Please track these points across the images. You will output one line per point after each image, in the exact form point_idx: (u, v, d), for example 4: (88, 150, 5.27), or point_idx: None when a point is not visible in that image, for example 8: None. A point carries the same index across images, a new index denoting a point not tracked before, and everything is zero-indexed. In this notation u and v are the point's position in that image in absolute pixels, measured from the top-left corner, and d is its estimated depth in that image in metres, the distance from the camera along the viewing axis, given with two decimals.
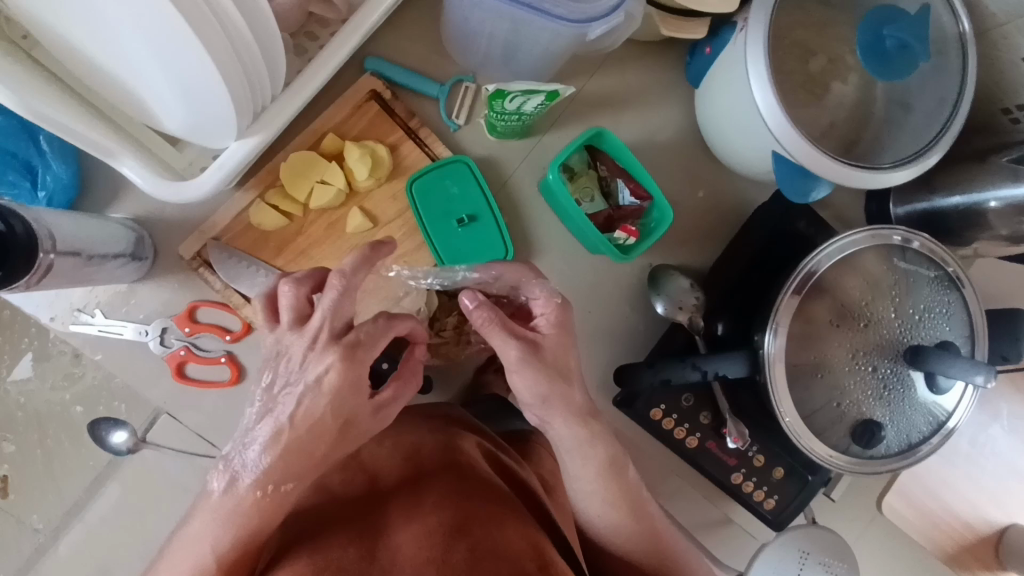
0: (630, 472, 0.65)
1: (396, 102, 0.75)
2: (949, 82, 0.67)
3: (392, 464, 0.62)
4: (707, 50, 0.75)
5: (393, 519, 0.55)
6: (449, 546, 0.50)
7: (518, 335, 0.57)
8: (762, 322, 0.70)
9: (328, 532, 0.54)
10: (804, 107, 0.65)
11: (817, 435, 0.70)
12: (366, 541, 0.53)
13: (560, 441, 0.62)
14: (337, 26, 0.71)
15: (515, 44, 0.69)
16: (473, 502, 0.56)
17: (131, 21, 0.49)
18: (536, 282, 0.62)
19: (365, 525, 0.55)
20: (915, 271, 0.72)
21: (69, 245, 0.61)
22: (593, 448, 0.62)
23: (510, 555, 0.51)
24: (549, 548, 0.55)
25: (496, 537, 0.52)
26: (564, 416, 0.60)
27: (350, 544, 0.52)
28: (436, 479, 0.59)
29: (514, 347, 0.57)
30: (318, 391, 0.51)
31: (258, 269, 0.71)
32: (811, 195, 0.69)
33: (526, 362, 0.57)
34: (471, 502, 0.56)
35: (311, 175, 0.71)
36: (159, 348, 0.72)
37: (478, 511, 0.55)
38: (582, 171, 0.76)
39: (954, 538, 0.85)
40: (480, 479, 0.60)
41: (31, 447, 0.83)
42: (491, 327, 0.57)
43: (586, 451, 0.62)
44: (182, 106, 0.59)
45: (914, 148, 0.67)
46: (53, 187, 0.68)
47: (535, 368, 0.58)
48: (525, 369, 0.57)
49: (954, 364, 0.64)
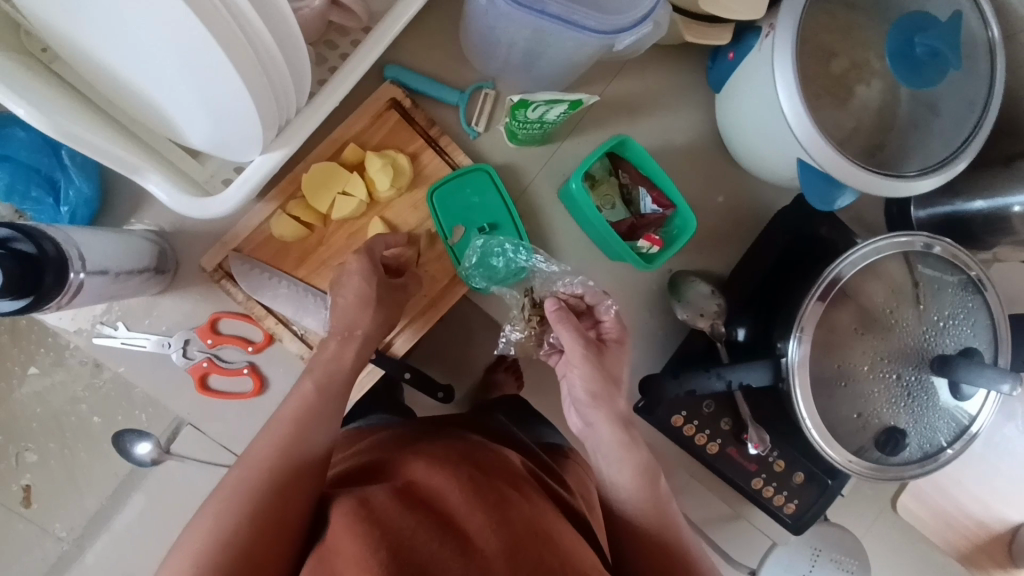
0: (662, 484, 0.63)
1: (416, 110, 0.74)
2: (978, 88, 0.66)
3: (436, 449, 0.61)
4: (730, 56, 0.74)
5: (456, 494, 0.52)
6: (514, 539, 0.48)
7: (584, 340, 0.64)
8: (785, 329, 0.70)
9: (389, 498, 0.52)
10: (831, 114, 0.65)
11: (840, 442, 0.70)
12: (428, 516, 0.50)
13: (601, 445, 0.63)
14: (356, 34, 0.71)
15: (537, 51, 0.68)
16: (533, 507, 0.54)
17: (162, 40, 0.49)
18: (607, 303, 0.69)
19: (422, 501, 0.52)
20: (938, 278, 0.72)
21: (97, 264, 0.61)
22: (627, 454, 0.62)
23: (540, 533, 0.50)
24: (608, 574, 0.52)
25: (526, 514, 0.52)
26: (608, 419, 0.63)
27: (413, 514, 0.50)
28: (496, 475, 0.57)
29: (580, 348, 0.64)
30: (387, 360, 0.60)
31: (280, 281, 0.71)
32: (836, 204, 0.69)
33: (587, 360, 0.63)
34: (502, 484, 0.56)
35: (333, 186, 0.71)
36: (182, 360, 0.72)
37: (539, 515, 0.53)
38: (603, 179, 0.77)
39: (968, 537, 0.85)
40: (536, 490, 0.59)
41: (48, 458, 0.81)
42: (562, 324, 0.65)
43: (622, 459, 0.62)
44: (208, 120, 0.58)
45: (940, 156, 0.66)
46: (76, 202, 0.67)
47: (595, 366, 0.63)
48: (587, 366, 0.63)
49: (979, 373, 0.63)
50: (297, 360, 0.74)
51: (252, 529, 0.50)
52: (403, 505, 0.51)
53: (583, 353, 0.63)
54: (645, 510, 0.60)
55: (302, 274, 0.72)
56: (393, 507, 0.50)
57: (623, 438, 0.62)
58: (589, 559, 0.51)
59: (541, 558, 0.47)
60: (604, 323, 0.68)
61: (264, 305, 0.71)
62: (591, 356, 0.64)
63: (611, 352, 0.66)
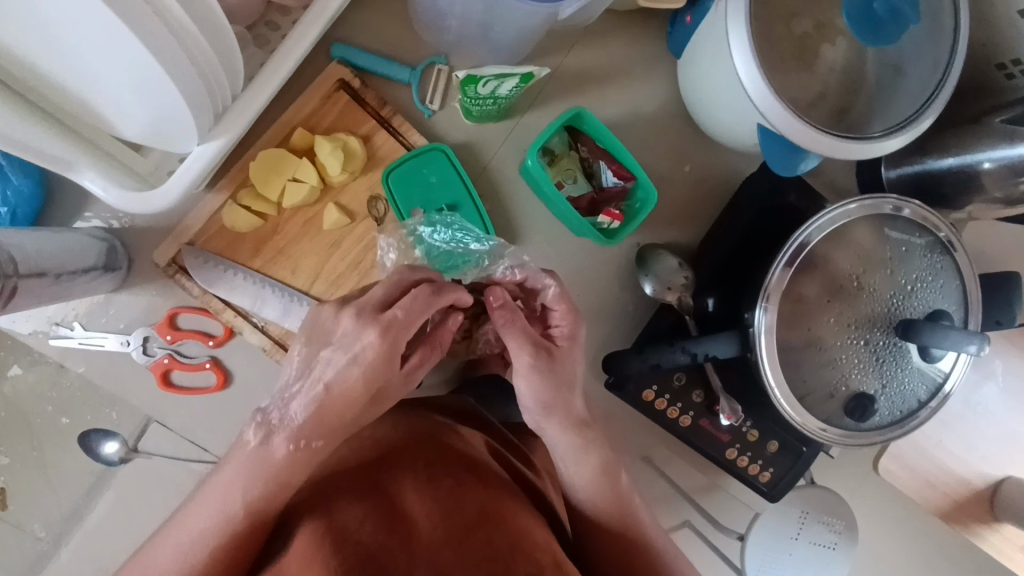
0: (623, 479, 0.62)
1: (366, 90, 0.72)
2: (942, 42, 0.64)
3: (403, 439, 0.60)
4: (688, 19, 0.73)
5: (427, 507, 0.52)
6: (467, 534, 0.50)
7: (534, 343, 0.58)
8: (752, 300, 0.69)
9: (361, 516, 0.51)
10: (793, 75, 0.62)
11: (810, 411, 0.69)
12: (385, 514, 0.51)
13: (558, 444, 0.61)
14: (299, 13, 0.68)
15: (486, 24, 0.66)
16: (488, 490, 0.55)
17: (77, 34, 0.46)
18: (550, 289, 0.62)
19: (380, 499, 0.53)
20: (907, 240, 0.71)
21: (31, 266, 0.60)
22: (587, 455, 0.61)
23: (508, 533, 0.51)
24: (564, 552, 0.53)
25: (495, 511, 0.53)
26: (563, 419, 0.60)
27: (386, 534, 0.49)
28: (454, 461, 0.58)
29: (527, 353, 0.58)
30: (354, 360, 0.51)
31: (235, 272, 0.69)
32: (800, 168, 0.66)
33: (543, 358, 0.58)
34: (470, 484, 0.55)
35: (283, 172, 0.69)
36: (142, 357, 0.71)
37: (493, 500, 0.54)
38: (563, 153, 0.75)
39: (949, 495, 0.84)
40: (501, 476, 0.59)
41: (20, 460, 0.80)
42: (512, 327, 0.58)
43: (582, 457, 0.61)
44: (136, 112, 0.56)
45: (905, 114, 0.64)
46: (16, 200, 0.66)
47: (542, 375, 0.58)
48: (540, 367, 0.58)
49: (946, 336, 0.62)
50: (260, 351, 0.73)
51: (205, 561, 0.48)
52: (375, 525, 0.50)
53: (528, 360, 0.58)
54: (608, 495, 0.61)
55: (259, 265, 0.71)
56: (357, 521, 0.50)
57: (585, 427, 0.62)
58: (545, 539, 0.53)
59: (492, 546, 0.49)
60: (557, 321, 0.62)
61: (221, 298, 0.70)
62: (538, 364, 0.58)
63: (561, 357, 0.60)
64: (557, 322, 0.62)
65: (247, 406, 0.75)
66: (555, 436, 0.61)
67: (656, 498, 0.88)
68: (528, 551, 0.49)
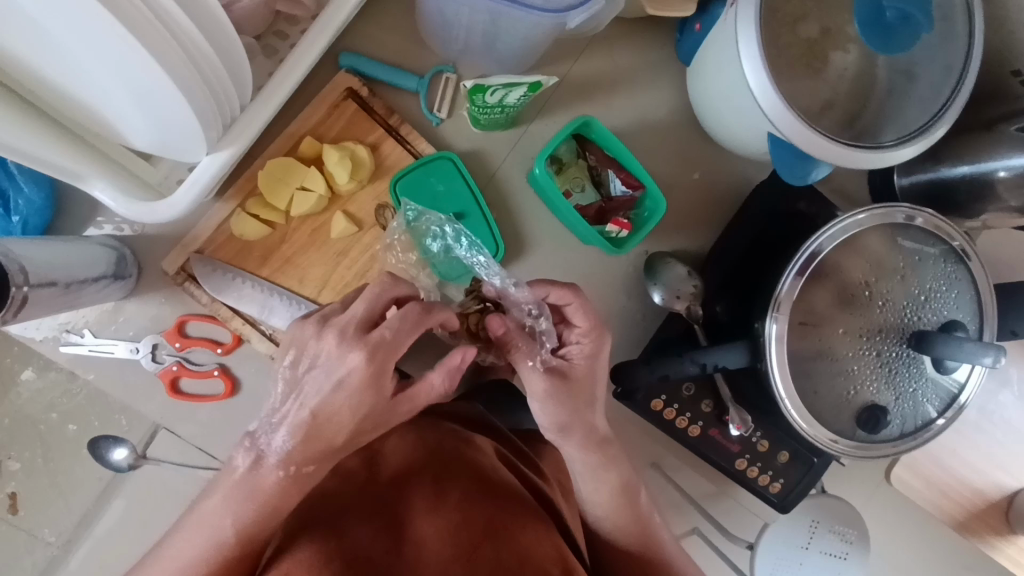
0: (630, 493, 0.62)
1: (374, 99, 0.72)
2: (956, 48, 0.63)
3: (410, 455, 0.61)
4: (698, 27, 0.73)
5: (434, 528, 0.53)
6: (475, 548, 0.51)
7: (546, 368, 0.57)
8: (762, 310, 0.68)
9: (368, 539, 0.52)
10: (802, 83, 0.61)
11: (821, 422, 0.68)
12: (397, 537, 0.52)
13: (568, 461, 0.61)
14: (307, 23, 0.68)
15: (494, 34, 0.66)
16: (498, 504, 0.56)
17: (81, 43, 0.46)
18: (576, 309, 0.59)
19: (394, 521, 0.54)
20: (920, 250, 0.70)
21: (42, 277, 0.61)
22: (599, 471, 0.60)
23: (522, 551, 0.51)
24: (570, 556, 0.55)
25: (512, 533, 0.53)
26: (574, 438, 0.59)
27: (399, 553, 0.50)
28: (461, 477, 0.58)
29: (538, 379, 0.56)
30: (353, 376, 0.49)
31: (245, 281, 0.70)
32: (811, 177, 0.65)
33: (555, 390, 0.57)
34: (479, 504, 0.56)
35: (290, 181, 0.70)
36: (151, 365, 0.72)
37: (501, 511, 0.55)
38: (570, 162, 0.75)
39: (964, 506, 0.83)
40: (514, 490, 0.59)
41: (31, 469, 0.81)
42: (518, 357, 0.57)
43: (592, 474, 0.60)
44: (145, 122, 0.56)
45: (920, 122, 0.63)
46: (27, 211, 0.67)
47: (561, 399, 0.57)
48: (547, 402, 0.57)
49: (961, 347, 0.61)
50: (268, 359, 0.73)
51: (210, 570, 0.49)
52: (386, 548, 0.51)
53: (542, 387, 0.56)
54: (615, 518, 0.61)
55: (267, 273, 0.71)
56: (367, 545, 0.51)
57: (590, 451, 0.60)
58: (554, 551, 0.53)
59: (501, 558, 0.50)
60: (577, 339, 0.59)
61: (229, 306, 0.70)
62: (551, 390, 0.57)
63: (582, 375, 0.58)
64: (578, 339, 0.59)
65: (254, 412, 0.75)
66: (573, 452, 0.60)
67: (666, 504, 0.87)
68: (535, 561, 0.50)
